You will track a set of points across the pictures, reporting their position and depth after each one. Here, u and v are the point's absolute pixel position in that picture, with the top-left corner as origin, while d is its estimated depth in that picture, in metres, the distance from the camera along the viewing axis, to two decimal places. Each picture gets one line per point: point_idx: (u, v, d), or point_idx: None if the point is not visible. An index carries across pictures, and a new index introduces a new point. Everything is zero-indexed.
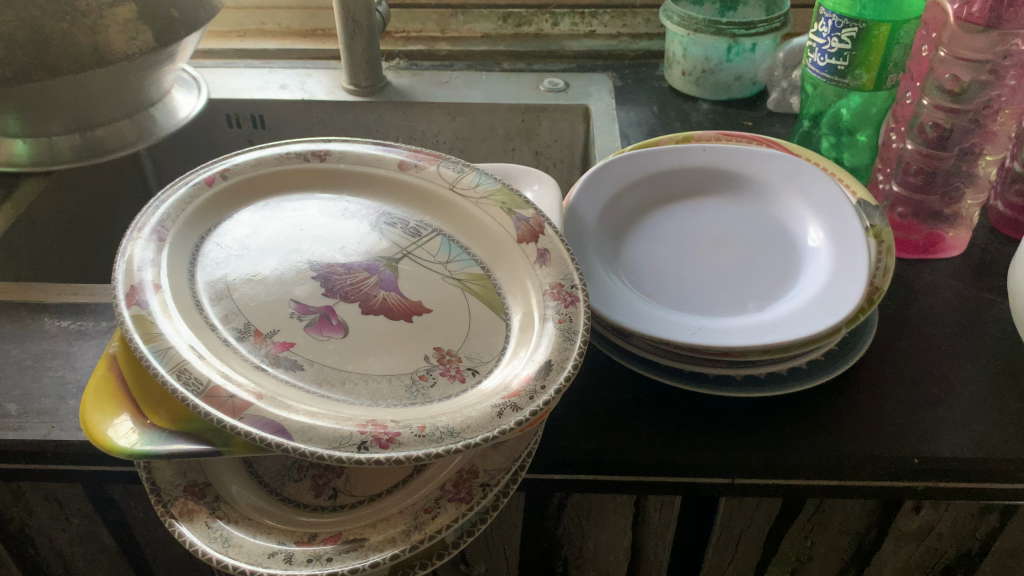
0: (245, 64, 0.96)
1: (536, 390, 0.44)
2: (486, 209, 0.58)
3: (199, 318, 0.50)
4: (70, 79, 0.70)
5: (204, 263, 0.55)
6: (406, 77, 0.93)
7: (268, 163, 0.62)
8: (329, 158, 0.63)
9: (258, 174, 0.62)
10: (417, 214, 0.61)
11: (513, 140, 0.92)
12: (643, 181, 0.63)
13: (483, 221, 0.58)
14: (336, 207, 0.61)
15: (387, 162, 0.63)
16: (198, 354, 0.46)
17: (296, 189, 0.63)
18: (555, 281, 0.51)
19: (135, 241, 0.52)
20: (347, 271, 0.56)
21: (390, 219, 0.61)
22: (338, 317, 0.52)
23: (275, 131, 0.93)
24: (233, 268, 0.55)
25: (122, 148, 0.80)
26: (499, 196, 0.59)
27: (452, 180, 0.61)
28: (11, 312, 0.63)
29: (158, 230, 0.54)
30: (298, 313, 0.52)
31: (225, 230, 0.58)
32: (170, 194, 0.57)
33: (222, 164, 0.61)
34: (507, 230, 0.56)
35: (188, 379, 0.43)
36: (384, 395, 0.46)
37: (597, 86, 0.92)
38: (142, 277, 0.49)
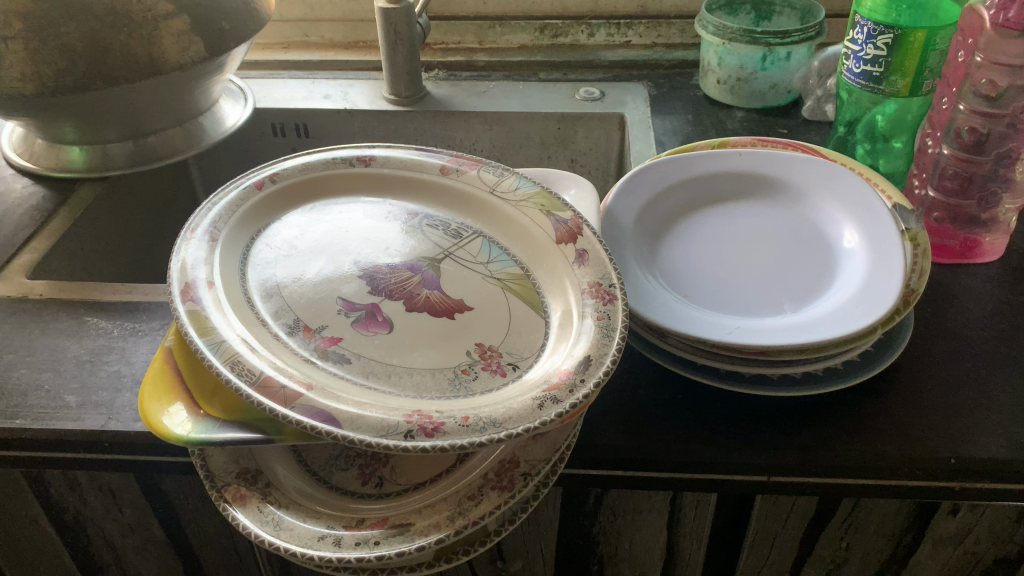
0: (289, 74, 0.99)
1: (576, 383, 0.45)
2: (526, 211, 0.59)
3: (252, 315, 0.52)
4: (125, 90, 0.74)
5: (254, 262, 0.57)
6: (445, 87, 0.95)
7: (316, 168, 0.65)
8: (373, 163, 0.66)
9: (306, 179, 0.64)
10: (458, 216, 0.63)
11: (549, 148, 0.93)
12: (680, 184, 0.64)
13: (523, 223, 0.59)
14: (380, 211, 0.63)
15: (429, 167, 0.64)
16: (250, 348, 0.48)
17: (342, 193, 0.65)
18: (593, 281, 0.52)
19: (190, 241, 0.54)
20: (390, 270, 0.58)
21: (432, 222, 0.62)
22: (383, 313, 0.54)
23: (318, 139, 0.95)
24: (281, 268, 0.57)
25: (171, 155, 0.83)
26: (538, 198, 0.60)
27: (493, 184, 0.62)
28: (69, 311, 0.66)
29: (210, 231, 0.56)
30: (346, 310, 0.54)
31: (275, 233, 0.61)
32: (222, 196, 0.59)
33: (271, 168, 0.63)
34: (546, 230, 0.57)
35: (240, 371, 0.45)
36: (428, 387, 0.48)
37: (633, 95, 0.93)
38: (199, 273, 0.52)
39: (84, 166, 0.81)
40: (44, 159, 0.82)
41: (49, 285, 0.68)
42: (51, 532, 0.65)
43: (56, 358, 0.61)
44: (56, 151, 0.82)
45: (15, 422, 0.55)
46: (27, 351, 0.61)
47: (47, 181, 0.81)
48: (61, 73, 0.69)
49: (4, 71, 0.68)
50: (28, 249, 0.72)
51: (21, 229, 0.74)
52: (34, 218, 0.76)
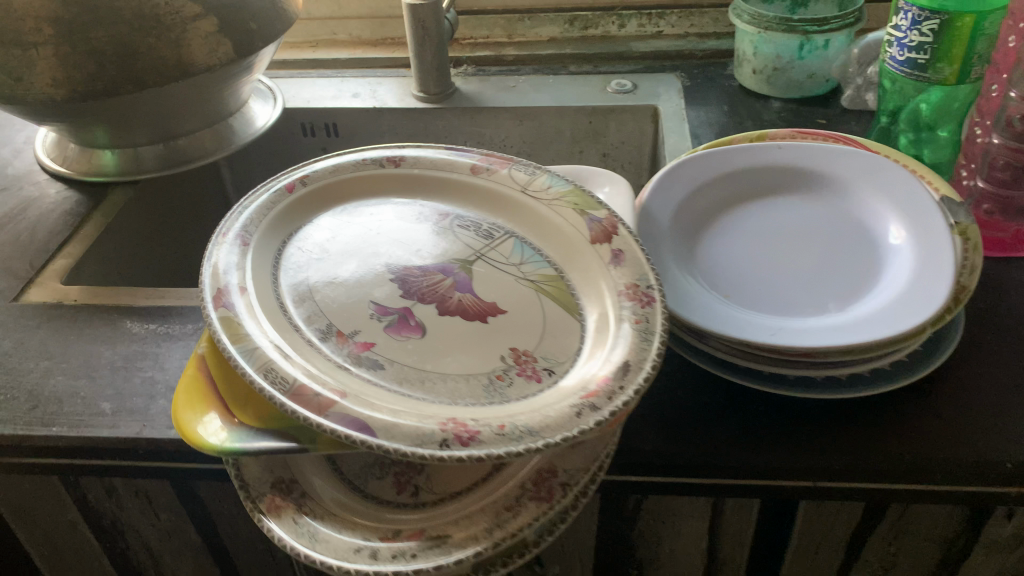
0: (318, 73, 0.98)
1: (615, 391, 0.44)
2: (558, 211, 0.57)
3: (285, 320, 0.52)
4: (156, 95, 0.74)
5: (286, 267, 0.57)
6: (474, 82, 0.94)
7: (346, 171, 0.64)
8: (403, 164, 0.65)
9: (337, 181, 0.64)
10: (489, 215, 0.61)
11: (580, 143, 0.92)
12: (719, 179, 0.63)
13: (555, 222, 0.57)
14: (412, 212, 0.62)
15: (459, 167, 0.63)
16: (283, 354, 0.47)
17: (372, 194, 0.64)
18: (630, 282, 0.51)
19: (221, 246, 0.54)
20: (421, 272, 0.57)
21: (462, 221, 0.61)
22: (416, 316, 0.53)
23: (347, 139, 0.94)
24: (311, 272, 0.57)
25: (201, 158, 0.83)
26: (571, 198, 0.58)
27: (524, 183, 0.60)
28: (104, 316, 0.65)
29: (242, 235, 0.56)
30: (380, 314, 0.54)
31: (305, 237, 0.60)
32: (253, 200, 0.59)
33: (301, 171, 0.63)
34: (580, 230, 0.55)
35: (272, 379, 0.45)
36: (463, 394, 0.47)
37: (666, 86, 0.91)
38: (232, 277, 0.52)
39: (115, 169, 0.81)
40: (76, 164, 0.83)
41: (83, 291, 0.68)
42: (89, 537, 0.66)
43: (91, 364, 0.61)
44: (88, 155, 0.82)
45: (52, 429, 0.55)
46: (63, 358, 0.61)
47: (81, 185, 0.82)
48: (92, 78, 0.69)
49: (36, 76, 0.68)
50: (62, 254, 0.72)
51: (55, 233, 0.74)
52: (68, 223, 0.76)
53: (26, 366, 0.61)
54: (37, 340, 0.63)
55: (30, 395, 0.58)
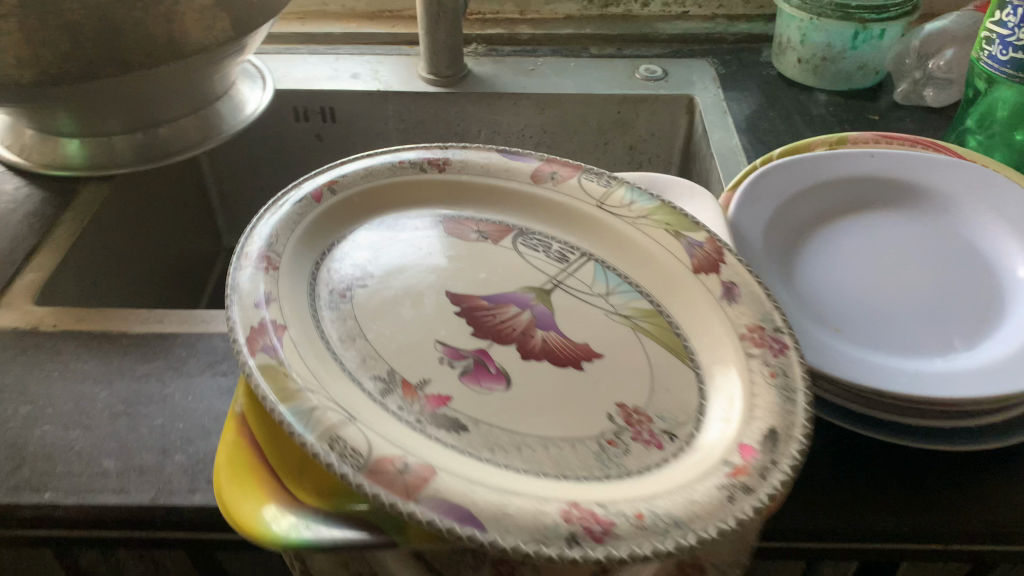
0: (309, 50, 0.87)
1: (766, 467, 0.37)
2: (649, 233, 0.50)
3: (338, 371, 0.43)
4: (137, 78, 0.63)
5: (324, 297, 0.48)
6: (487, 64, 0.85)
7: (380, 175, 0.55)
8: (448, 168, 0.56)
9: (370, 187, 0.55)
10: (559, 232, 0.53)
11: (606, 134, 0.84)
12: (806, 193, 0.56)
13: (642, 245, 0.50)
14: (464, 227, 0.54)
15: (518, 174, 0.55)
16: (348, 420, 0.39)
17: (414, 203, 0.55)
18: (753, 323, 0.44)
19: (246, 275, 0.45)
20: (491, 304, 0.49)
21: (529, 239, 0.53)
22: (495, 363, 0.45)
23: (345, 125, 0.84)
24: (353, 305, 0.48)
25: (181, 152, 0.72)
26: (661, 216, 0.50)
27: (600, 197, 0.53)
28: (91, 345, 0.55)
29: (268, 257, 0.47)
30: (451, 359, 0.45)
31: (338, 259, 0.51)
32: (277, 212, 0.50)
33: (329, 175, 0.54)
34: (680, 258, 0.48)
35: (344, 457, 0.36)
36: (571, 465, 0.39)
37: (699, 73, 0.84)
38: (263, 319, 0.43)
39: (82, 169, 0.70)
40: (36, 154, 0.71)
41: (62, 314, 0.58)
42: None
43: (84, 410, 0.51)
44: (50, 144, 0.71)
45: (44, 497, 0.46)
46: (48, 402, 0.51)
47: (42, 180, 0.70)
48: (63, 59, 0.58)
49: None
50: (31, 265, 0.61)
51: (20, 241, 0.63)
52: (34, 227, 0.65)
53: (3, 413, 0.50)
54: (13, 379, 0.52)
55: (12, 451, 0.48)
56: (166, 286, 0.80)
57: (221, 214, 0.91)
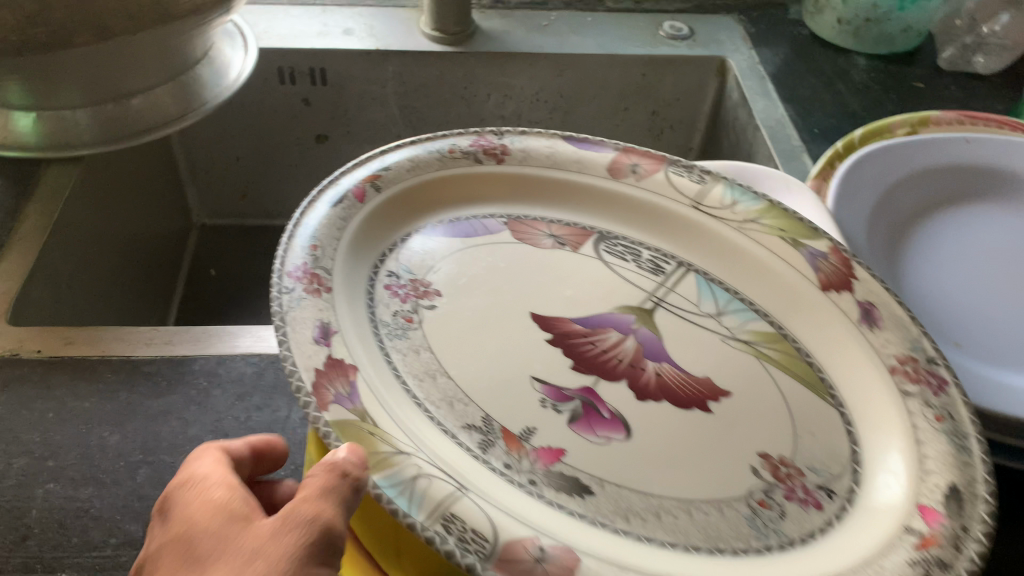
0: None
1: (959, 537, 0.31)
2: (758, 239, 0.45)
3: (426, 422, 0.36)
4: (110, 45, 0.52)
5: (386, 324, 0.41)
6: (495, 19, 0.76)
7: (430, 168, 0.48)
8: (508, 158, 0.50)
9: (420, 182, 0.48)
10: (645, 236, 0.48)
11: (627, 98, 0.77)
12: (893, 188, 0.52)
13: (750, 253, 0.44)
14: (532, 228, 0.48)
15: (592, 167, 0.49)
16: (463, 495, 0.32)
17: (469, 200, 0.49)
18: (902, 353, 0.39)
19: (299, 299, 0.38)
20: (587, 329, 0.42)
21: (611, 244, 0.47)
22: (608, 407, 0.38)
23: (337, 88, 0.74)
24: (422, 332, 0.41)
25: (156, 127, 0.62)
26: (772, 218, 0.45)
27: (694, 195, 0.47)
28: (89, 376, 0.46)
29: (317, 274, 0.39)
30: (556, 403, 0.38)
31: (398, 270, 0.45)
32: (319, 216, 0.42)
33: (373, 167, 0.47)
34: (801, 272, 0.43)
35: (467, 546, 0.30)
36: (724, 534, 0.33)
37: (727, 31, 0.77)
38: (329, 356, 0.36)
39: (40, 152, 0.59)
40: None
41: (44, 335, 0.48)
42: None
43: (94, 460, 0.42)
44: None
45: None
46: (47, 454, 0.42)
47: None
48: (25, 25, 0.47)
49: None
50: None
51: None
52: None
53: None
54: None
55: (11, 521, 0.39)
56: (138, 280, 0.69)
57: (190, 187, 0.80)
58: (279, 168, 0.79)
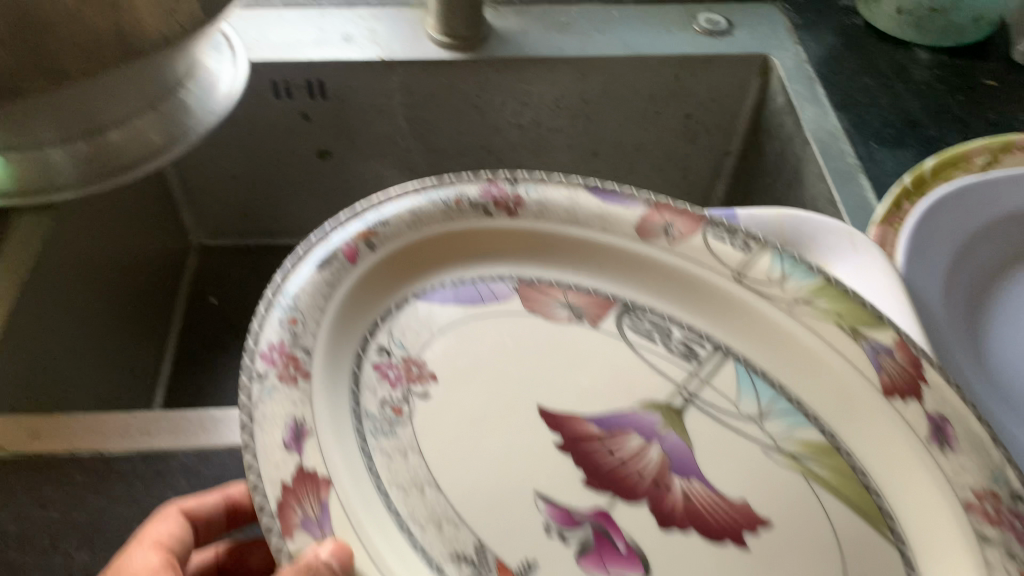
0: (286, 3, 0.70)
1: None
2: (810, 324, 0.41)
3: (407, 549, 0.34)
4: (75, 90, 0.46)
5: (370, 417, 0.39)
6: (510, 16, 0.69)
7: (433, 221, 0.45)
8: (522, 212, 0.46)
9: (421, 237, 0.44)
10: (678, 309, 0.44)
11: (658, 102, 0.69)
12: (970, 237, 0.48)
13: (798, 339, 0.41)
14: (535, 293, 0.45)
15: (618, 226, 0.45)
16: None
17: (472, 254, 0.46)
18: (983, 487, 0.35)
19: (271, 390, 0.36)
20: (603, 432, 0.39)
21: (637, 318, 0.44)
22: (624, 540, 0.36)
23: (337, 102, 0.67)
24: (412, 429, 0.38)
25: (135, 165, 0.55)
26: (828, 299, 0.41)
27: (738, 266, 0.43)
28: (56, 480, 0.42)
29: (297, 362, 0.37)
30: (562, 530, 0.35)
31: (391, 344, 0.42)
32: (309, 287, 0.40)
33: (371, 220, 0.43)
34: (856, 366, 0.40)
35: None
36: None
37: (771, 23, 0.68)
38: (299, 464, 0.34)
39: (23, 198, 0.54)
40: None
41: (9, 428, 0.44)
42: None
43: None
44: None
45: None
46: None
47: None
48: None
49: None
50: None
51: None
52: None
53: None
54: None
55: None
56: (127, 326, 0.65)
57: (187, 208, 0.76)
58: (281, 185, 0.74)
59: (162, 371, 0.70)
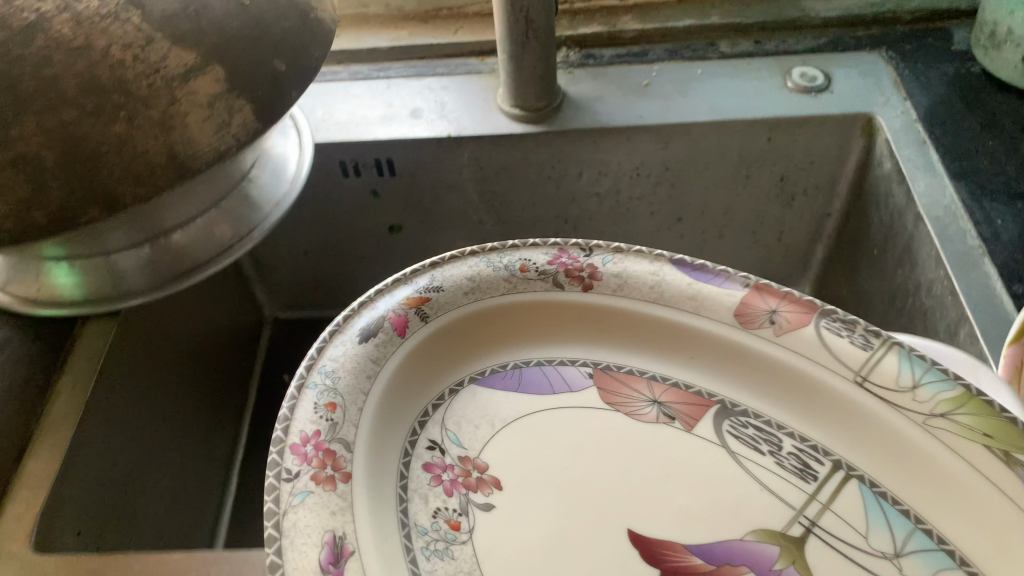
0: (353, 76, 0.68)
1: None
2: (952, 444, 0.36)
3: None
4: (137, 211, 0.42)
5: (418, 526, 0.38)
6: (585, 80, 0.65)
7: (493, 291, 0.45)
8: (597, 287, 0.45)
9: (476, 309, 0.45)
10: (790, 415, 0.41)
11: (748, 166, 0.63)
12: None
13: (924, 453, 0.37)
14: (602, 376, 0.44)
15: (713, 308, 0.43)
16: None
17: (531, 330, 0.46)
18: None
19: (301, 494, 0.35)
20: (711, 567, 0.36)
21: (738, 421, 0.41)
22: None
23: (408, 179, 0.65)
24: (468, 548, 0.37)
25: (204, 264, 0.52)
26: (971, 413, 0.36)
27: (861, 367, 0.39)
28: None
29: (329, 445, 0.37)
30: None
31: (443, 440, 0.41)
32: (352, 361, 0.41)
33: (426, 292, 0.44)
34: (1006, 493, 0.34)
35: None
36: None
37: (875, 77, 0.62)
38: None
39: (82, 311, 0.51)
40: (13, 288, 0.51)
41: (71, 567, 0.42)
42: None
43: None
44: (27, 274, 0.50)
45: None
46: None
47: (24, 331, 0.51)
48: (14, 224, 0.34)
49: None
50: (21, 484, 0.46)
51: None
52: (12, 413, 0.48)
53: None
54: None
55: None
56: (198, 419, 0.64)
57: (259, 284, 0.76)
58: (352, 258, 0.73)
59: (234, 458, 0.69)
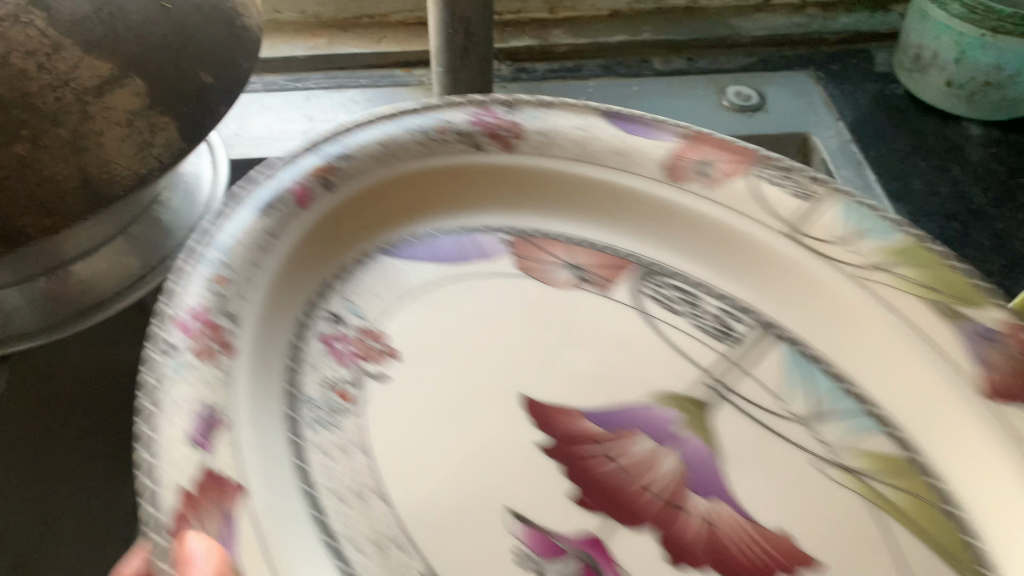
0: (267, 87, 0.62)
1: None
2: (889, 293, 0.36)
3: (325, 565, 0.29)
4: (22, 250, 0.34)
5: (313, 421, 0.33)
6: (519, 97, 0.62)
7: (405, 155, 0.42)
8: (523, 141, 0.43)
9: (393, 177, 0.41)
10: (708, 275, 0.40)
11: None
12: None
13: (878, 309, 0.36)
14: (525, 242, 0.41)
15: (639, 163, 0.42)
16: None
17: (473, 190, 0.43)
18: None
19: (180, 368, 0.32)
20: (605, 433, 0.34)
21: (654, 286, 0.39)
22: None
23: None
24: (355, 419, 0.33)
25: (107, 302, 0.43)
26: (910, 266, 0.37)
27: (794, 217, 0.39)
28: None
29: (216, 328, 0.34)
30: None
31: (342, 311, 0.38)
32: (245, 232, 0.37)
33: (328, 157, 0.41)
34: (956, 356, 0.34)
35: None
36: None
37: (808, 97, 0.63)
38: (206, 467, 0.30)
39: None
40: None
41: None
42: None
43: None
44: None
45: None
46: None
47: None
48: None
49: None
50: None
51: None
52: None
53: None
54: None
55: None
56: None
57: None
58: None
59: None
